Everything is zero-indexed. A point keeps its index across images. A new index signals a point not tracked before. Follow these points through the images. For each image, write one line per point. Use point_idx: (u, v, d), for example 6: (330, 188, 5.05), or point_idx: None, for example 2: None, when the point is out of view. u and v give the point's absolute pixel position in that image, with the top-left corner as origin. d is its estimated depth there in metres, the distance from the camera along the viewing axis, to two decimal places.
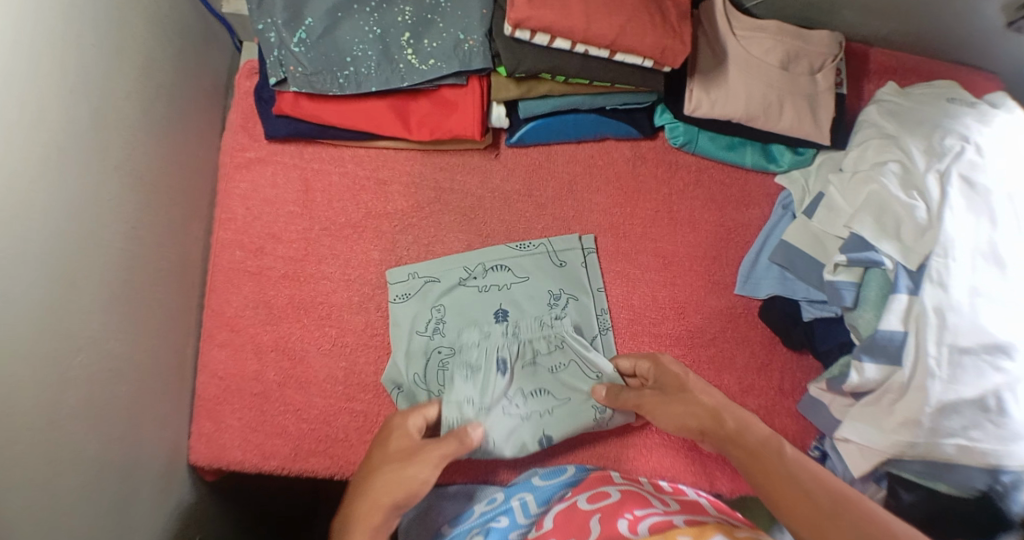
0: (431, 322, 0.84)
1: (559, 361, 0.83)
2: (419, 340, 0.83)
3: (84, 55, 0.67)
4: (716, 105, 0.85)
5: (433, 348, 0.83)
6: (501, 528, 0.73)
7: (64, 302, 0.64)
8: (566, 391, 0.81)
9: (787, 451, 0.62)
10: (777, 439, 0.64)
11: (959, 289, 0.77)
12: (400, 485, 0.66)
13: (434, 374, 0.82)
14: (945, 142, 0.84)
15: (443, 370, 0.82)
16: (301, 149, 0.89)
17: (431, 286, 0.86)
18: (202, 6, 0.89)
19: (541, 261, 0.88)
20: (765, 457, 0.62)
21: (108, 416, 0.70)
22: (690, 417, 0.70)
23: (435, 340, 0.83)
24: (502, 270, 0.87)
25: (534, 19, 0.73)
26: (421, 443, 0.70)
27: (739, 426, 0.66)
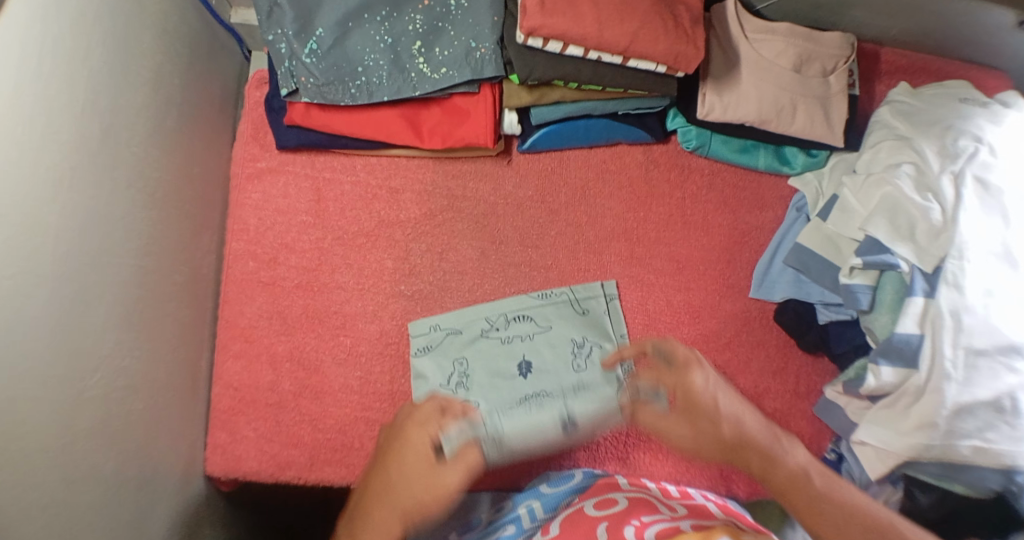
0: (454, 376, 0.83)
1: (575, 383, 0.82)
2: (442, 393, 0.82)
3: (96, 72, 0.67)
4: (729, 109, 0.85)
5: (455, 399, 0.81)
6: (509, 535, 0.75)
7: (81, 322, 0.64)
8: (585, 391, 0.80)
9: (816, 483, 0.67)
10: (804, 470, 0.68)
11: (973, 290, 0.77)
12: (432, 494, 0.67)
13: None
14: (958, 142, 0.83)
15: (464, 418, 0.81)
16: (313, 159, 0.89)
17: (453, 336, 0.85)
18: (211, 17, 0.89)
19: (564, 310, 0.87)
20: (797, 492, 0.67)
21: (123, 431, 0.70)
22: (712, 447, 0.72)
23: (458, 394, 0.82)
24: (524, 320, 0.86)
25: (547, 27, 0.72)
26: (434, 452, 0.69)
27: (764, 463, 0.70)
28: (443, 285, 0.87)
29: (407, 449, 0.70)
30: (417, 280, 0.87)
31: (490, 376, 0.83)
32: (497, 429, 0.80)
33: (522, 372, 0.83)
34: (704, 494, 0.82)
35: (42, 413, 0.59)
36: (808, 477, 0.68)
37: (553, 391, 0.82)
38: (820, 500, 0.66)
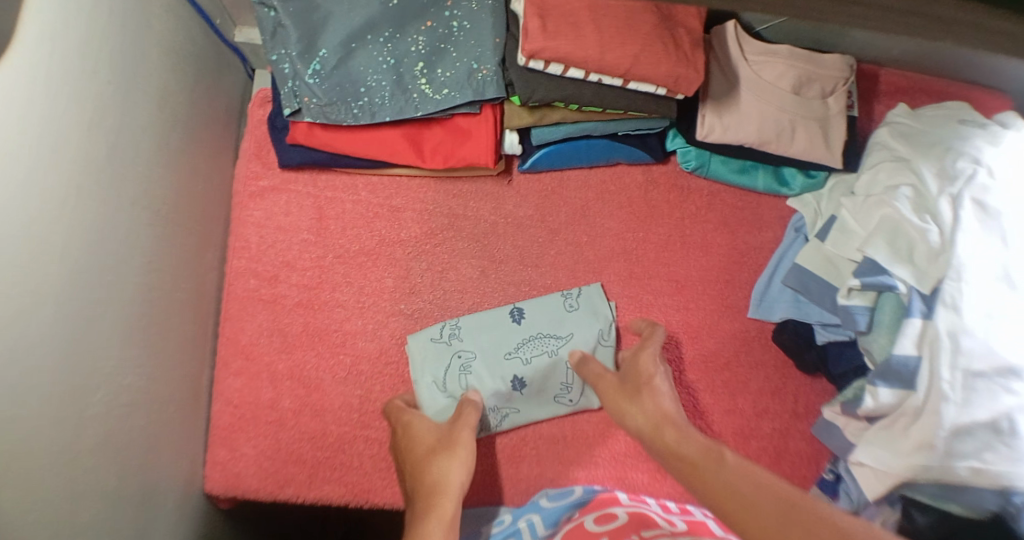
0: (447, 331, 0.85)
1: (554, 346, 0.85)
2: (438, 345, 0.84)
3: (104, 89, 0.67)
4: (729, 130, 0.85)
5: (454, 353, 0.84)
6: None
7: (83, 339, 0.64)
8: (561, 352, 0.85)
9: (726, 459, 0.65)
10: (716, 448, 0.68)
11: (972, 312, 0.77)
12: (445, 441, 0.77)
13: (455, 378, 0.83)
14: (956, 164, 0.84)
15: (465, 374, 0.83)
16: (314, 178, 0.90)
17: (452, 332, 0.85)
18: (216, 37, 0.90)
19: (555, 302, 0.87)
20: (702, 466, 0.66)
21: (125, 448, 0.70)
22: (646, 417, 0.76)
23: (455, 345, 0.84)
24: (515, 311, 0.86)
25: (549, 50, 0.73)
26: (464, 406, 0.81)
27: (679, 437, 0.71)
28: (443, 303, 0.88)
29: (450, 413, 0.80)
30: (416, 299, 0.87)
31: (484, 332, 0.85)
32: (494, 378, 0.84)
33: (516, 318, 0.86)
34: (704, 511, 0.83)
35: (43, 434, 0.59)
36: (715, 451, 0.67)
37: (551, 340, 0.85)
38: (728, 481, 0.62)
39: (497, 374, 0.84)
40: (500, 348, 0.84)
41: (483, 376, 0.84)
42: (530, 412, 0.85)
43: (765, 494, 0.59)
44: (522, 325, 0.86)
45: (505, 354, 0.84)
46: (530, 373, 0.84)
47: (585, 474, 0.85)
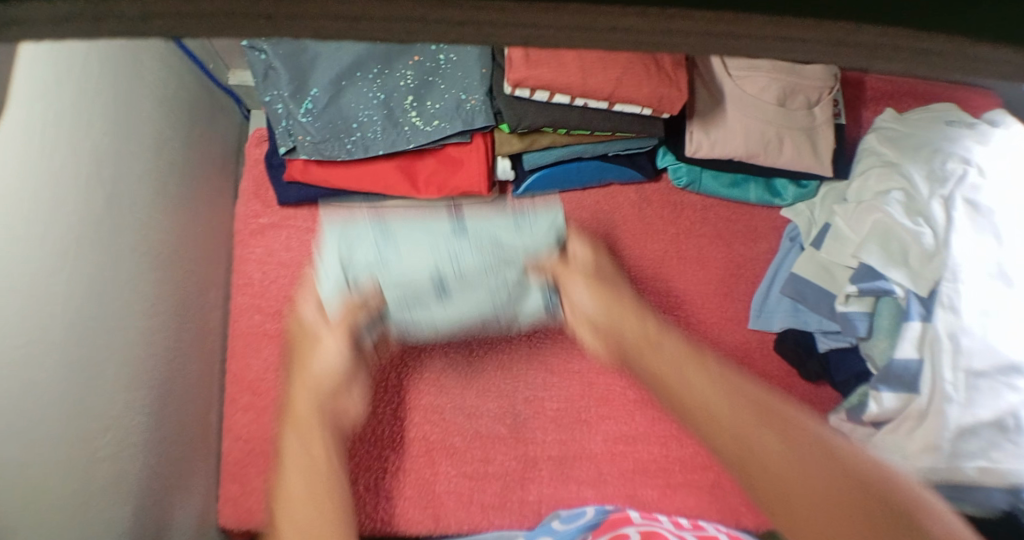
0: (372, 234, 0.84)
1: (480, 250, 0.82)
2: (354, 248, 0.82)
3: (98, 142, 0.69)
4: (716, 146, 0.87)
5: (377, 248, 0.81)
6: None
7: (90, 386, 0.66)
8: (485, 262, 0.82)
9: (774, 410, 0.73)
10: (768, 398, 0.75)
11: (971, 312, 0.77)
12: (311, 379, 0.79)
13: (371, 262, 0.81)
14: (946, 165, 0.85)
15: (380, 265, 0.81)
16: (314, 213, 0.92)
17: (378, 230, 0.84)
18: (210, 82, 0.92)
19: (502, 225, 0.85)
20: (750, 414, 0.73)
21: (136, 490, 0.71)
22: (674, 347, 0.81)
23: (380, 248, 0.82)
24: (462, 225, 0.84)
25: (532, 79, 0.75)
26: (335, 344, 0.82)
27: (722, 374, 0.77)
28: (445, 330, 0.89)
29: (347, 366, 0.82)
30: None
31: (412, 233, 0.84)
32: (419, 267, 0.81)
33: (457, 229, 0.84)
34: (716, 525, 0.82)
35: (56, 481, 0.61)
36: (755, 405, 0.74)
37: (485, 244, 0.83)
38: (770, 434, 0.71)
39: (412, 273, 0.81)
40: (429, 245, 0.81)
41: (399, 267, 0.81)
42: (456, 313, 0.83)
43: (786, 425, 0.72)
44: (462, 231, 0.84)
45: (431, 247, 0.81)
46: (457, 279, 0.81)
47: (594, 493, 0.85)
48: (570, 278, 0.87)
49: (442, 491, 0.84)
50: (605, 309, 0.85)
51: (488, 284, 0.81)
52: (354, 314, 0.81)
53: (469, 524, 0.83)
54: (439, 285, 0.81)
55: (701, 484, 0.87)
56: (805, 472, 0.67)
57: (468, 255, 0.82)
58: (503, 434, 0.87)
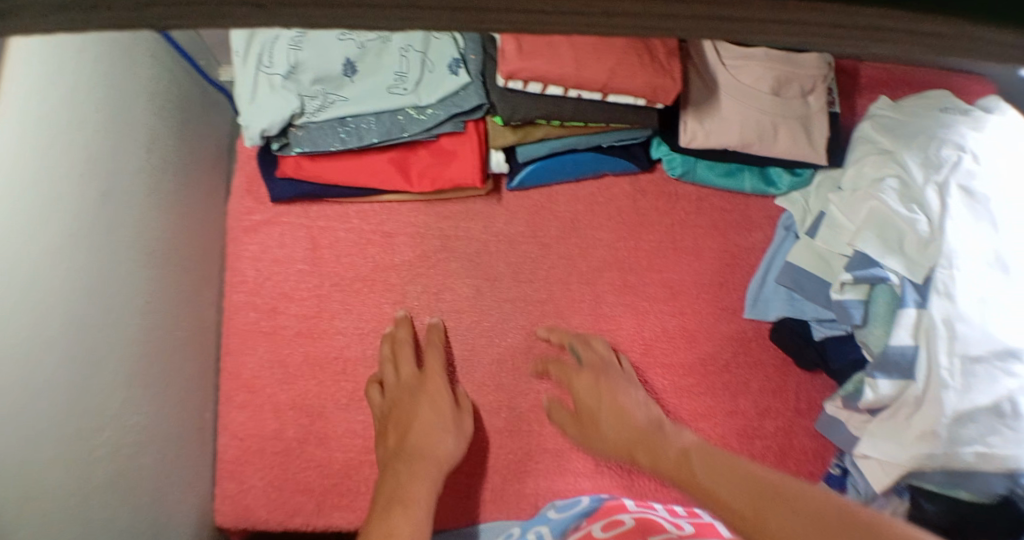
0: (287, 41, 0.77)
1: (400, 49, 0.79)
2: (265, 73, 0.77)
3: (93, 139, 0.68)
4: (712, 135, 0.86)
5: (286, 69, 0.77)
6: None
7: (88, 386, 0.65)
8: (400, 62, 0.79)
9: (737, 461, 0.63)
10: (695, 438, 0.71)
11: (966, 298, 0.78)
12: (423, 441, 0.77)
13: (281, 54, 0.77)
14: (941, 152, 0.84)
15: (291, 52, 0.77)
16: (306, 209, 0.90)
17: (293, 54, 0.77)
18: (200, 76, 0.91)
19: (419, 50, 0.79)
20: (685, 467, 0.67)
21: (135, 488, 0.71)
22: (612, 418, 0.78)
23: (282, 66, 0.77)
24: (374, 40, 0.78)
25: (527, 70, 0.74)
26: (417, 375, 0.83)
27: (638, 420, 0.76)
28: (441, 325, 0.88)
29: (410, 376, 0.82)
30: (414, 322, 0.88)
31: (320, 48, 0.77)
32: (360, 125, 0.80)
33: (349, 64, 0.78)
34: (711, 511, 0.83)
35: (57, 481, 0.61)
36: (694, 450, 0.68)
37: (406, 61, 0.79)
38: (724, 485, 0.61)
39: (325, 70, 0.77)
40: (330, 51, 0.77)
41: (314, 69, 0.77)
42: (369, 91, 0.79)
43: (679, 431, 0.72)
44: (363, 48, 0.78)
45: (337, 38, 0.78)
46: (366, 52, 0.79)
47: (591, 485, 0.86)
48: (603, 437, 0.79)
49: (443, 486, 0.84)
50: (609, 406, 0.80)
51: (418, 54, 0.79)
52: (433, 419, 0.79)
53: (467, 518, 0.84)
54: (350, 66, 0.78)
55: None
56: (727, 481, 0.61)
57: (400, 71, 0.79)
58: (500, 428, 0.86)
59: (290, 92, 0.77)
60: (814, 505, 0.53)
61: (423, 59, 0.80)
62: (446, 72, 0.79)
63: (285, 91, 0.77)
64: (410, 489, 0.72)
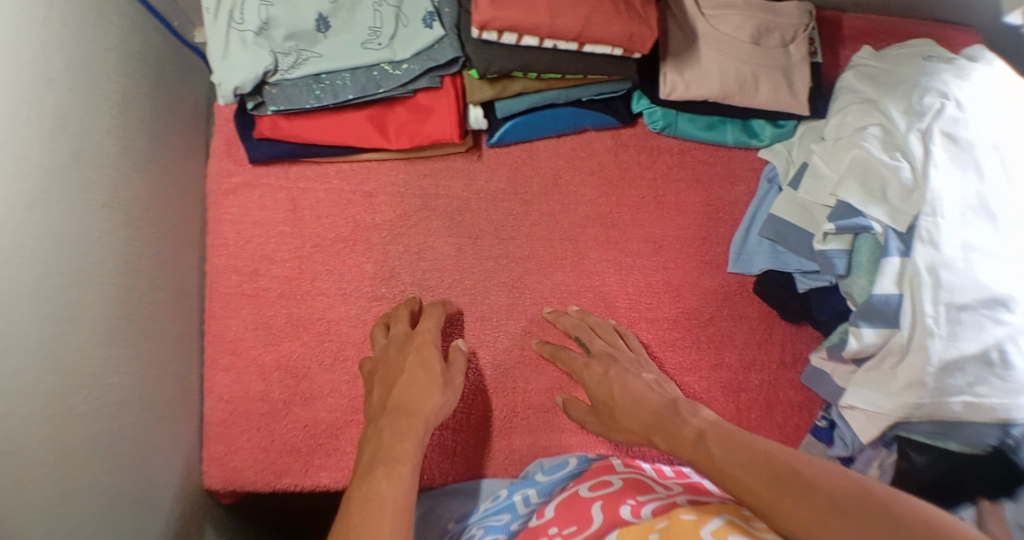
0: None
1: (373, 2, 0.79)
2: (237, 31, 0.77)
3: (61, 97, 0.67)
4: (692, 86, 0.85)
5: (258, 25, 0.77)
6: (502, 523, 0.76)
7: (64, 341, 0.65)
8: (374, 14, 0.79)
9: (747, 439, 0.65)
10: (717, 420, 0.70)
11: (951, 246, 0.77)
12: (421, 385, 0.74)
13: (254, 10, 0.77)
14: (924, 100, 0.83)
15: (263, 8, 0.77)
16: (285, 170, 0.89)
17: (265, 10, 0.77)
18: (174, 40, 0.90)
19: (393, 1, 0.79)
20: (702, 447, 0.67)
21: (117, 447, 0.71)
22: (627, 392, 0.78)
23: (254, 23, 0.77)
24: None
25: (499, 19, 0.73)
26: (410, 337, 0.80)
27: (635, 398, 0.77)
28: (424, 284, 0.88)
29: (400, 344, 0.79)
30: (397, 282, 0.88)
31: (292, 4, 0.77)
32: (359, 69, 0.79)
33: (322, 20, 0.78)
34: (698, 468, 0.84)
35: (32, 433, 0.60)
36: (712, 433, 0.68)
37: (381, 14, 0.79)
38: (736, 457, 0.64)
39: (297, 25, 0.77)
40: (303, 5, 0.77)
41: (286, 26, 0.77)
42: (344, 46, 0.79)
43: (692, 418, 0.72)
44: (335, 2, 0.78)
45: None
46: (339, 4, 0.78)
47: (578, 440, 0.86)
48: (626, 383, 0.79)
49: (426, 445, 0.84)
50: (624, 395, 0.78)
51: (391, 7, 0.79)
52: (427, 369, 0.75)
53: (454, 475, 0.84)
54: (324, 21, 0.78)
55: None
56: (733, 454, 0.64)
57: (375, 26, 0.79)
58: (485, 385, 0.86)
59: (262, 49, 0.77)
60: (842, 490, 0.57)
61: (397, 13, 0.79)
62: (421, 23, 0.79)
63: (257, 47, 0.77)
64: (398, 443, 0.67)
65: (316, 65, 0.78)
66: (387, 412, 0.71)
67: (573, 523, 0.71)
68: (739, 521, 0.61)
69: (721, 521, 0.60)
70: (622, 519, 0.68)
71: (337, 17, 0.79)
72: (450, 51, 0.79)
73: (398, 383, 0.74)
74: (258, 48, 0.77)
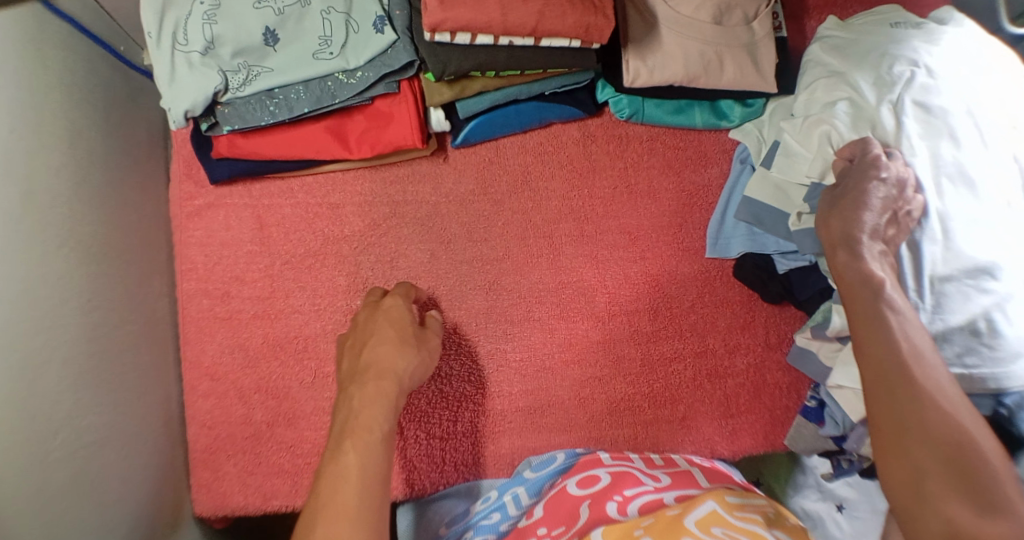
0: (202, 15, 0.75)
1: (320, 10, 0.77)
2: (182, 52, 0.74)
3: (8, 142, 0.65)
4: (655, 72, 0.84)
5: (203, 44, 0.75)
6: (493, 524, 0.76)
7: (34, 389, 0.64)
8: (322, 22, 0.77)
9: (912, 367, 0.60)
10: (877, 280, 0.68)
11: (931, 219, 0.75)
12: (390, 346, 0.71)
13: (197, 29, 0.74)
14: (894, 69, 0.81)
15: (207, 27, 0.74)
16: (248, 188, 0.88)
17: (209, 28, 0.74)
18: (121, 63, 0.88)
19: (340, 8, 0.77)
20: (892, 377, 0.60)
21: (100, 489, 0.70)
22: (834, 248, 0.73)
23: (199, 42, 0.74)
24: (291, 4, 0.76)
25: (450, 21, 0.71)
26: (381, 302, 0.78)
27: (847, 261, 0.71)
28: None
29: (366, 312, 0.77)
30: None
31: (236, 19, 0.75)
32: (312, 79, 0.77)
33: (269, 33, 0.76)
34: (688, 457, 0.83)
35: (8, 485, 0.59)
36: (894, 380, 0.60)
37: (329, 22, 0.77)
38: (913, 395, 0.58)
39: (243, 40, 0.75)
40: (248, 20, 0.75)
41: (233, 43, 0.75)
42: (294, 58, 0.77)
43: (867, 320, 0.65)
44: (280, 14, 0.76)
45: (253, 7, 0.75)
46: (285, 16, 0.76)
47: (565, 439, 0.86)
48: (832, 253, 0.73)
49: (414, 455, 0.84)
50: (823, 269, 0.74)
51: (339, 14, 0.77)
52: (396, 329, 0.73)
53: (444, 483, 0.84)
54: (271, 33, 0.76)
55: (673, 419, 0.87)
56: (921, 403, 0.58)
57: (324, 34, 0.77)
58: (468, 391, 0.85)
59: (210, 69, 0.75)
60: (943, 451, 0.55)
61: (346, 20, 0.77)
62: (372, 28, 0.77)
63: (205, 68, 0.75)
64: (360, 407, 0.65)
65: (268, 80, 0.77)
66: (351, 377, 0.69)
67: (561, 524, 0.71)
68: (720, 512, 0.64)
69: (703, 512, 0.63)
70: (609, 517, 0.69)
71: (285, 29, 0.76)
72: (404, 55, 0.77)
73: (367, 345, 0.72)
74: (206, 67, 0.75)
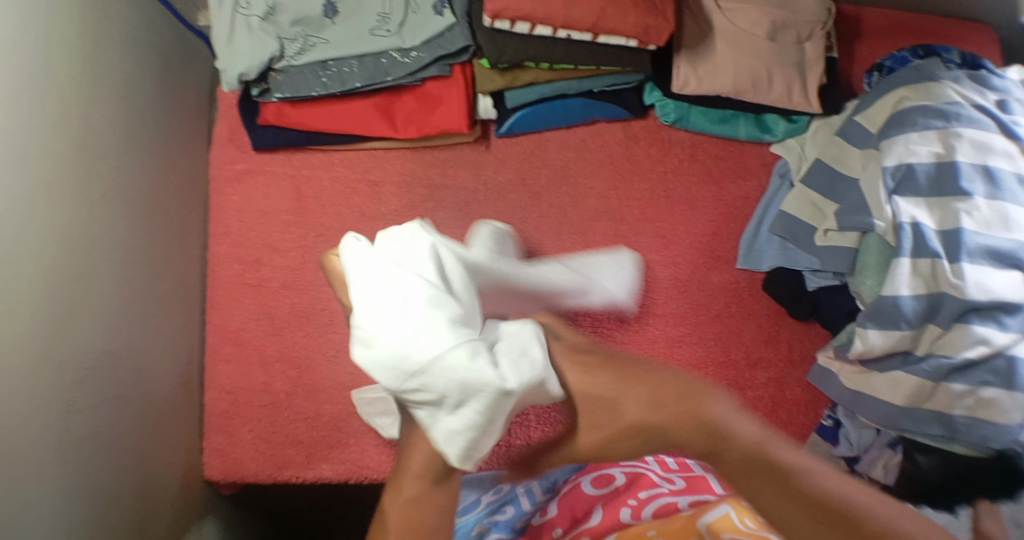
0: None
1: None
2: (242, 16, 0.75)
3: (63, 85, 0.65)
4: (704, 81, 0.85)
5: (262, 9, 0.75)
6: (507, 518, 0.75)
7: (68, 336, 0.63)
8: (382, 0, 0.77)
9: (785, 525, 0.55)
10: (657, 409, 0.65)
11: (971, 250, 0.74)
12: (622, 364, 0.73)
13: None
14: (947, 99, 0.80)
15: None
16: (290, 157, 0.88)
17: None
18: (177, 21, 0.88)
19: None
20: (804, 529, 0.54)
21: (120, 441, 0.70)
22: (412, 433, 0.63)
23: (259, 7, 0.75)
24: None
25: (513, 9, 0.72)
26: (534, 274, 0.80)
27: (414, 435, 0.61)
28: None
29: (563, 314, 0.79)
30: None
31: None
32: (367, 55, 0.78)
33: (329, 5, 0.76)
34: None
35: (32, 430, 0.59)
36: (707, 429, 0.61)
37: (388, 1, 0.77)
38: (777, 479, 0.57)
39: (302, 10, 0.75)
40: None
41: (292, 11, 0.75)
42: (350, 33, 0.77)
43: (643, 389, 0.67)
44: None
45: None
46: None
47: None
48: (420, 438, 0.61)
49: None
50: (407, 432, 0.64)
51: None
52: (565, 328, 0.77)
53: None
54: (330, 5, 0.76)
55: None
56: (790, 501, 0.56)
57: (383, 12, 0.77)
58: None
59: (268, 35, 0.75)
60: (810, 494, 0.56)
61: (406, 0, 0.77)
62: (431, 12, 0.77)
63: (263, 34, 0.75)
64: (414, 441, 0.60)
65: (323, 52, 0.77)
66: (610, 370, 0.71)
67: (576, 521, 0.72)
68: (731, 517, 0.63)
69: (716, 514, 0.64)
70: (624, 522, 0.68)
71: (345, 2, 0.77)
72: (460, 40, 0.77)
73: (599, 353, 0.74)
74: (263, 32, 0.75)
